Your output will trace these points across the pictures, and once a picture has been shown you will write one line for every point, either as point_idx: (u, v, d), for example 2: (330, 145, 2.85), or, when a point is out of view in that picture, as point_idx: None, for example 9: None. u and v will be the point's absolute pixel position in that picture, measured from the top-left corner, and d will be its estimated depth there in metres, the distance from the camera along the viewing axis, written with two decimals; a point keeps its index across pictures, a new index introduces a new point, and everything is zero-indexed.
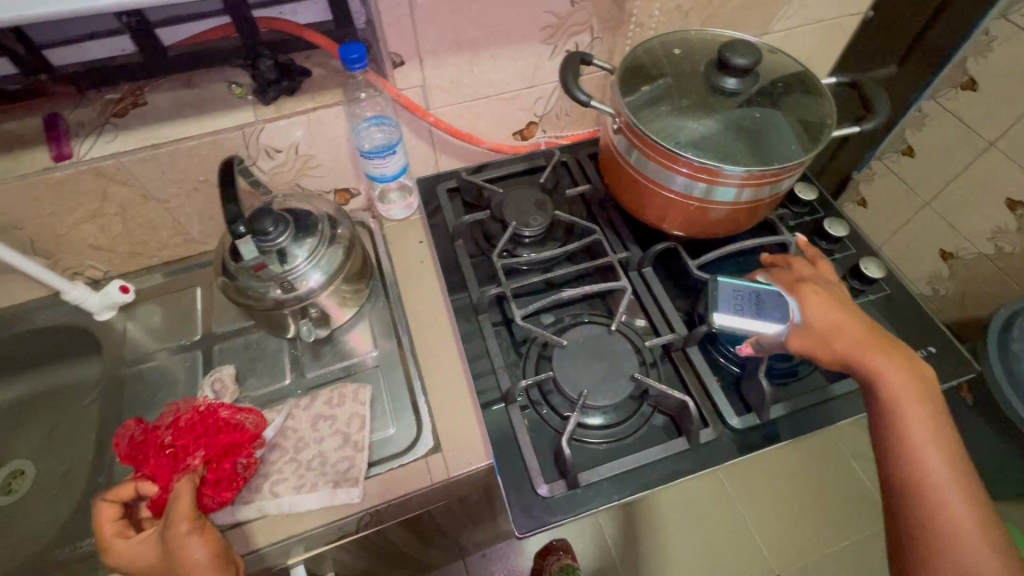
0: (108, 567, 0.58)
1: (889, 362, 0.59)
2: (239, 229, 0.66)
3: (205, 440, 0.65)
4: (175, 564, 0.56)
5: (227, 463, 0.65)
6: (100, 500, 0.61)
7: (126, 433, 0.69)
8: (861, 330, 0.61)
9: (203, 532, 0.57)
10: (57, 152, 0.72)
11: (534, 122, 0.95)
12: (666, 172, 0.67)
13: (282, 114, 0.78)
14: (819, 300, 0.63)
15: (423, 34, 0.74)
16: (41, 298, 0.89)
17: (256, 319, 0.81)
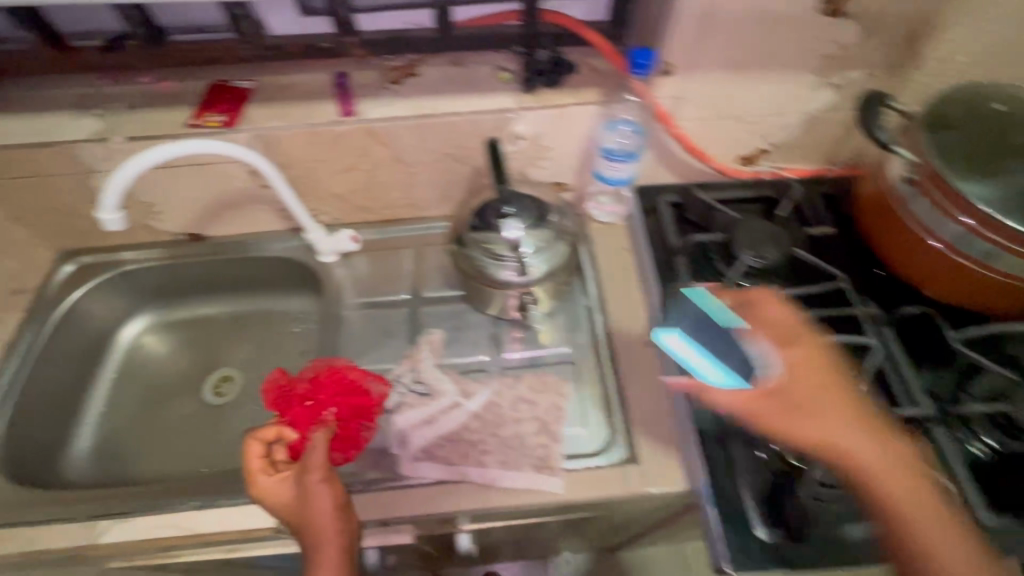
0: (251, 499, 0.62)
1: (808, 402, 0.56)
2: (506, 209, 0.77)
3: (339, 399, 0.71)
4: (305, 509, 0.60)
5: (354, 424, 0.71)
6: (250, 436, 0.64)
7: (271, 380, 0.74)
8: (817, 378, 0.57)
9: (330, 484, 0.61)
10: (343, 108, 0.78)
11: (763, 150, 0.91)
12: (969, 234, 0.63)
13: (540, 103, 0.79)
14: (798, 361, 0.58)
15: (702, 49, 0.73)
16: (277, 231, 0.99)
17: (466, 290, 0.85)
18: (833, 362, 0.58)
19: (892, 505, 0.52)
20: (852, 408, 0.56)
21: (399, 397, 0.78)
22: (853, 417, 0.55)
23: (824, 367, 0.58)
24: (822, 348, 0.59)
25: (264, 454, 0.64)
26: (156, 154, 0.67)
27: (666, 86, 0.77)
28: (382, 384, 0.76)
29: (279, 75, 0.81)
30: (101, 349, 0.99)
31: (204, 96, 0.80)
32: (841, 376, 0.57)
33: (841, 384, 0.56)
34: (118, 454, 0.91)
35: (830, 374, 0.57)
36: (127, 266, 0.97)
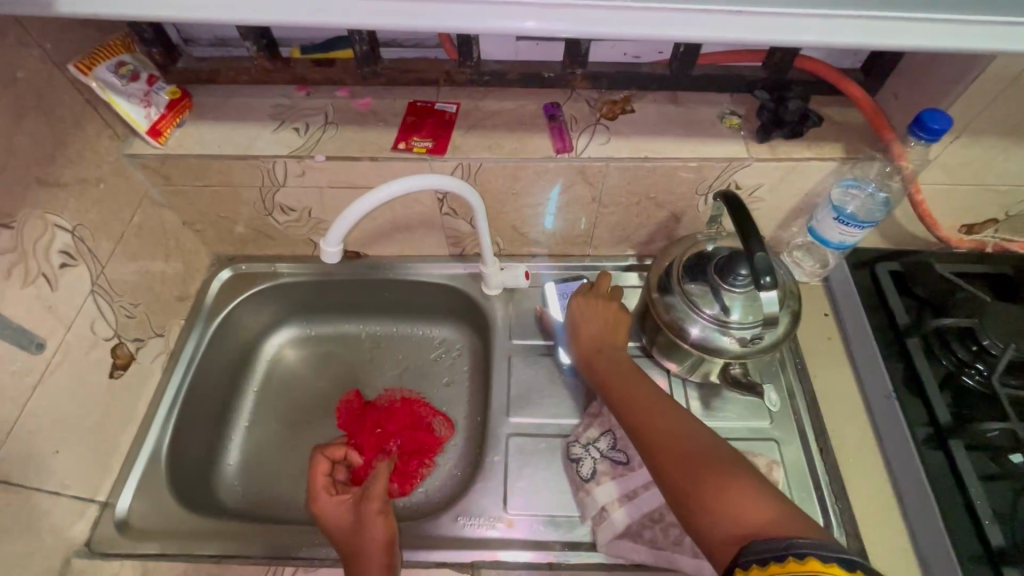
0: (309, 514, 0.67)
1: (586, 334, 0.74)
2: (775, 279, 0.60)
3: (402, 433, 0.88)
4: (359, 535, 0.64)
5: (415, 460, 0.86)
6: (319, 453, 0.73)
7: (348, 402, 0.94)
8: (587, 314, 0.76)
9: (381, 513, 0.66)
10: (559, 144, 0.73)
11: (995, 220, 0.81)
12: None
13: (775, 156, 0.71)
14: (587, 305, 0.77)
15: (989, 112, 0.64)
16: (439, 257, 0.94)
17: (661, 349, 0.78)
18: (617, 319, 0.76)
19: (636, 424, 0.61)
20: (618, 354, 0.71)
21: (590, 463, 0.72)
22: (607, 348, 0.72)
23: (601, 315, 0.76)
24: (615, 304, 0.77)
25: (328, 472, 0.72)
26: (384, 190, 0.63)
27: (924, 149, 0.69)
28: (445, 424, 0.89)
29: (486, 101, 0.76)
30: (247, 359, 0.96)
31: (406, 117, 0.75)
32: (606, 323, 0.75)
33: (604, 322, 0.75)
34: (264, 475, 0.87)
35: (605, 317, 0.75)
36: (282, 277, 0.94)
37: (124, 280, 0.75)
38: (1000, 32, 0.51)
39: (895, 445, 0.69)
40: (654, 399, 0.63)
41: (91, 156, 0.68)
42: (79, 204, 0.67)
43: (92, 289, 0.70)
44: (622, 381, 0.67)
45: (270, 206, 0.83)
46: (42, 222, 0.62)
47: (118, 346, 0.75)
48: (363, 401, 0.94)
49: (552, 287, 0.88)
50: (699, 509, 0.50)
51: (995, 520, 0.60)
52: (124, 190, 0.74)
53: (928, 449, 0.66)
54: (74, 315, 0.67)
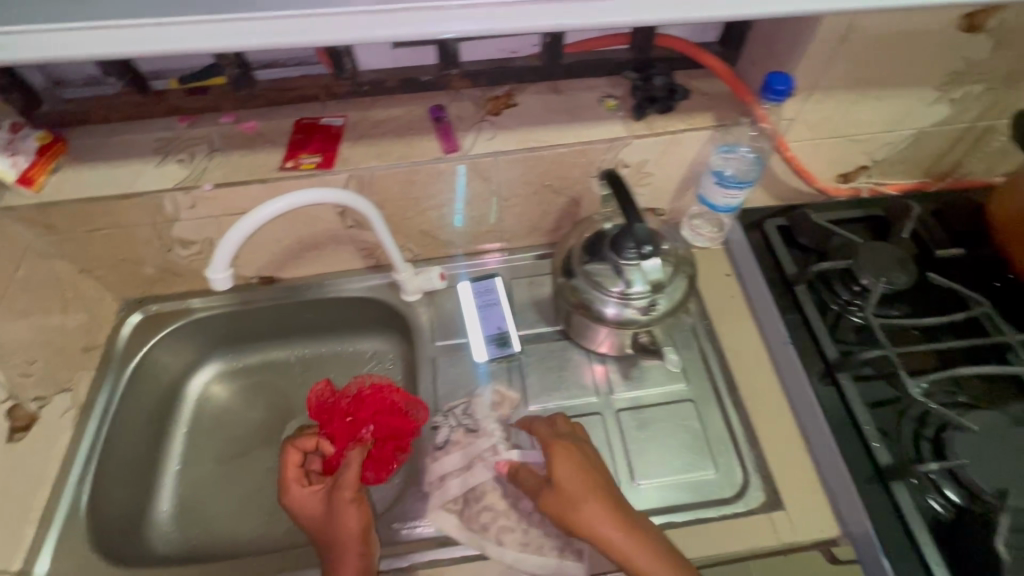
0: (282, 505, 0.67)
1: (602, 521, 0.57)
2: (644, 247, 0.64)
3: (380, 418, 0.72)
4: (333, 525, 0.64)
5: (391, 448, 0.72)
6: (289, 443, 0.70)
7: (316, 390, 0.76)
8: (573, 468, 0.60)
9: (353, 499, 0.65)
10: (447, 145, 0.74)
11: (864, 166, 0.88)
12: None
13: (652, 131, 0.75)
14: (569, 459, 0.61)
15: (831, 69, 0.69)
16: (355, 270, 0.93)
17: (574, 327, 0.81)
18: (600, 473, 0.61)
19: None
20: (626, 507, 0.59)
21: (446, 432, 0.75)
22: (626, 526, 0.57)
23: (586, 465, 0.61)
24: (578, 454, 0.62)
25: (300, 463, 0.70)
26: (272, 206, 0.63)
27: (782, 110, 0.74)
28: (425, 410, 0.75)
29: (372, 110, 0.77)
30: (172, 402, 0.93)
31: (293, 135, 0.75)
32: (601, 487, 0.59)
33: (602, 488, 0.59)
34: (199, 516, 0.85)
35: (592, 482, 0.59)
36: (197, 313, 0.92)
37: (15, 339, 0.72)
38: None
39: (795, 387, 0.74)
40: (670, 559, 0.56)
41: None
42: None
43: None
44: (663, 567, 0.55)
45: (168, 241, 0.81)
46: None
47: (16, 407, 0.73)
48: (330, 389, 0.76)
49: (466, 288, 0.89)
50: None
51: (882, 442, 0.65)
52: (4, 245, 0.71)
53: (821, 386, 0.71)
54: None
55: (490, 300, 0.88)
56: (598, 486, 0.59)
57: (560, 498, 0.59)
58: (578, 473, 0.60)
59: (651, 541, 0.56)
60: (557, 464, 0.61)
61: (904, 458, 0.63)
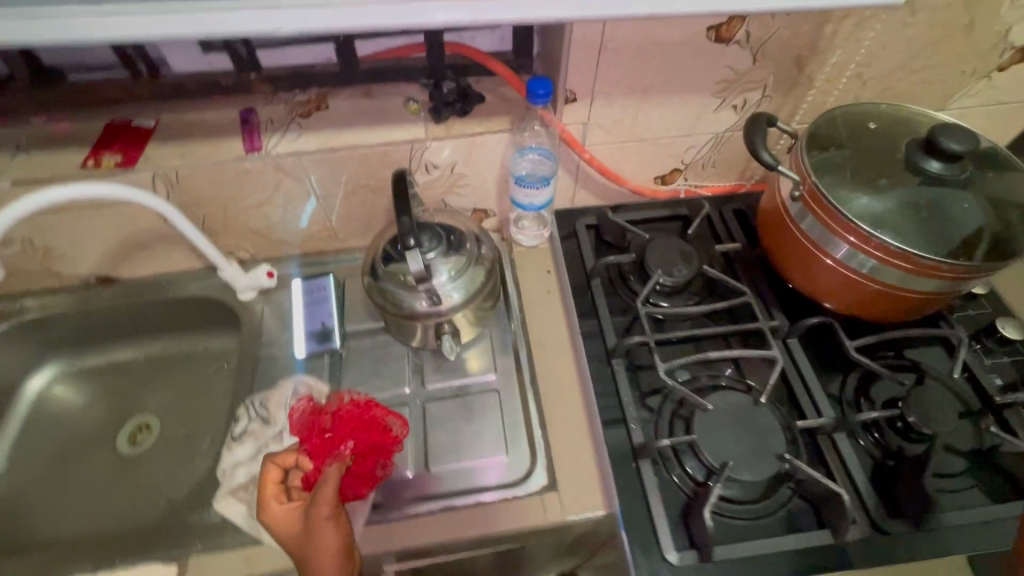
0: (261, 526, 0.60)
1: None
2: (409, 241, 0.70)
3: (359, 433, 0.66)
4: (308, 541, 0.58)
5: (369, 462, 0.68)
6: (269, 460, 0.63)
7: (300, 409, 0.73)
8: None
9: (331, 514, 0.58)
10: (249, 144, 0.78)
11: (678, 169, 0.93)
12: (835, 241, 0.66)
13: (451, 133, 0.79)
14: None
15: (604, 74, 0.74)
16: (193, 270, 0.95)
17: (388, 322, 0.84)
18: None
19: None
20: None
21: (244, 423, 0.78)
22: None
23: None
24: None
25: (279, 480, 0.63)
26: (52, 194, 0.66)
27: (570, 113, 0.79)
28: (402, 422, 0.72)
29: (180, 112, 0.79)
30: (6, 404, 0.93)
31: (102, 135, 0.77)
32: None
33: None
34: (20, 515, 0.85)
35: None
36: (26, 313, 0.92)
37: None
38: None
39: (585, 376, 0.77)
40: None
41: None
42: None
43: None
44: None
45: None
46: None
47: None
48: (313, 405, 0.72)
49: (298, 286, 0.92)
50: None
51: (638, 422, 0.68)
52: None
53: (599, 372, 0.74)
54: None
55: (319, 298, 0.90)
56: None
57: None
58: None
59: None
60: None
61: (654, 436, 0.67)
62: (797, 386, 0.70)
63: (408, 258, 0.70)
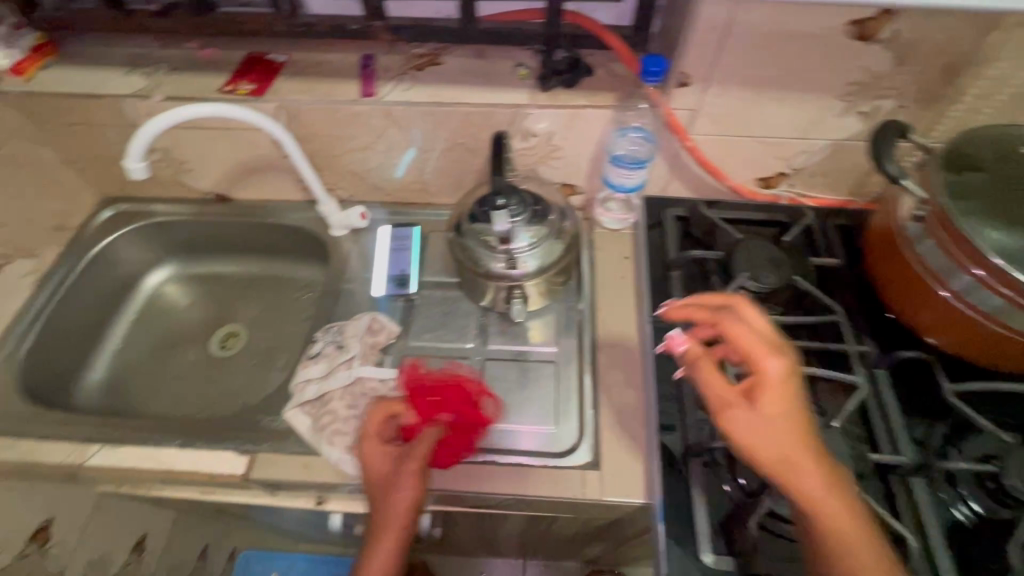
0: (358, 458, 0.70)
1: (770, 442, 0.51)
2: (499, 199, 0.77)
3: (458, 406, 0.74)
4: (390, 486, 0.66)
5: (462, 438, 0.72)
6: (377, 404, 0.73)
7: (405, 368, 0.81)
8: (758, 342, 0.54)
9: (417, 465, 0.67)
10: (364, 89, 0.82)
11: (783, 173, 0.88)
12: (955, 270, 0.60)
13: (553, 103, 0.79)
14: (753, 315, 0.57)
15: (724, 60, 0.71)
16: (295, 201, 1.03)
17: (463, 278, 0.87)
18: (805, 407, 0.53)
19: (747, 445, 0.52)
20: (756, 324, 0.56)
21: (320, 345, 0.84)
22: (832, 482, 0.51)
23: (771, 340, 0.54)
24: (795, 383, 0.53)
25: (383, 425, 0.72)
26: (210, 107, 0.74)
27: (680, 97, 0.76)
28: (496, 405, 0.77)
29: (309, 52, 0.86)
30: (126, 291, 1.06)
31: (240, 64, 0.85)
32: (805, 430, 0.52)
33: (812, 434, 0.52)
34: (125, 388, 0.98)
35: (798, 424, 0.52)
36: (156, 217, 1.04)
37: None
38: None
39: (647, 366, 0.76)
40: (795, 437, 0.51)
41: None
42: None
43: None
44: (841, 513, 0.50)
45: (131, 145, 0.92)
46: None
47: None
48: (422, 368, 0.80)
49: (386, 232, 0.97)
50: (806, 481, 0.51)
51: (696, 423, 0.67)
52: None
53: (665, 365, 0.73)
54: None
55: (402, 247, 0.95)
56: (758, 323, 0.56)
57: (759, 427, 0.51)
58: (787, 409, 0.52)
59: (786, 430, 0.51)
60: (767, 390, 0.52)
61: (710, 438, 0.66)
62: (879, 419, 0.65)
63: (494, 217, 0.76)
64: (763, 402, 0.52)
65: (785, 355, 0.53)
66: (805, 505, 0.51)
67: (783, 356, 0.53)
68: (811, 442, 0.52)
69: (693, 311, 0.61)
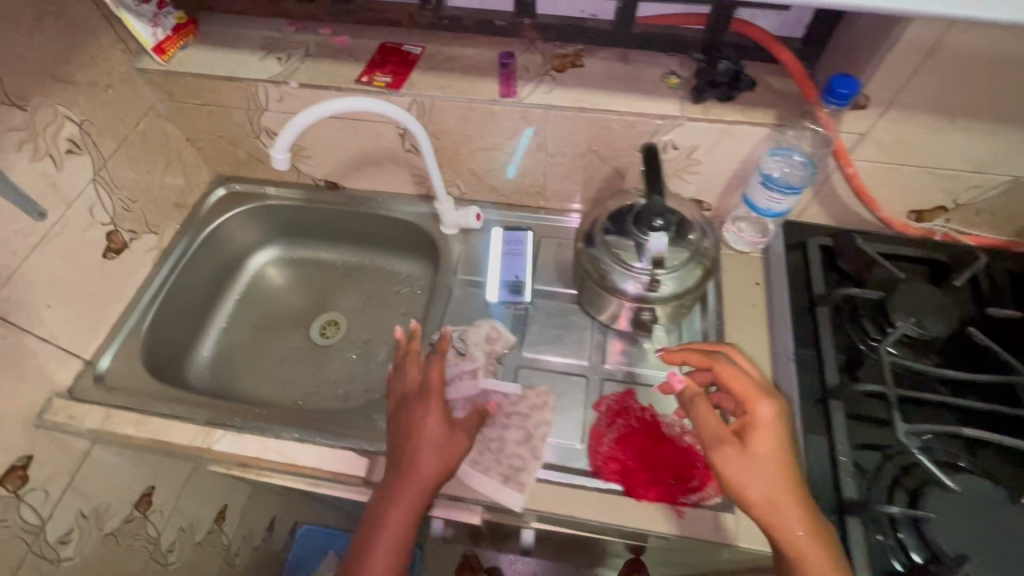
0: (413, 412, 0.69)
1: (758, 479, 0.55)
2: (659, 221, 0.71)
3: (669, 453, 0.72)
4: (425, 455, 0.66)
5: (681, 483, 0.70)
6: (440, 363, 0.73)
7: (608, 403, 0.77)
8: (748, 384, 0.60)
9: (459, 437, 0.69)
10: (505, 89, 0.78)
11: (943, 208, 0.80)
12: None
13: (706, 117, 0.74)
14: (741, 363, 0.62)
15: (915, 85, 0.65)
16: (405, 195, 1.02)
17: (582, 290, 0.84)
18: (791, 449, 0.58)
19: (734, 481, 0.55)
20: (746, 374, 0.61)
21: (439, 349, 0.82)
22: (812, 524, 0.55)
23: (747, 384, 0.60)
24: (783, 425, 0.58)
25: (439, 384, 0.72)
26: (364, 103, 0.72)
27: (851, 121, 0.70)
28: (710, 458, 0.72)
29: (447, 46, 0.83)
30: (234, 270, 1.08)
31: (375, 54, 0.83)
32: (792, 473, 0.56)
33: (798, 476, 0.56)
34: (230, 368, 1.00)
35: (784, 464, 0.56)
36: (269, 200, 1.04)
37: (125, 179, 0.87)
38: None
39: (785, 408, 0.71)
40: (780, 476, 0.55)
41: (101, 65, 0.80)
42: (89, 103, 0.79)
43: (93, 178, 0.81)
44: (816, 555, 0.54)
45: (256, 129, 0.92)
46: (53, 111, 0.73)
47: (114, 232, 0.86)
48: (625, 406, 0.77)
49: (500, 234, 0.94)
50: (787, 521, 0.54)
51: (856, 477, 0.62)
52: (132, 100, 0.86)
53: (812, 411, 0.68)
54: (75, 196, 0.78)
55: (516, 251, 0.92)
56: (745, 372, 0.61)
57: (748, 464, 0.55)
58: (775, 450, 0.56)
59: (770, 468, 0.55)
60: (756, 432, 0.57)
61: (874, 498, 0.60)
62: None
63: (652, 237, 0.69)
64: (752, 442, 0.57)
65: (776, 400, 0.59)
66: (783, 541, 0.55)
67: (776, 401, 0.58)
68: (795, 489, 0.55)
69: (689, 358, 0.66)
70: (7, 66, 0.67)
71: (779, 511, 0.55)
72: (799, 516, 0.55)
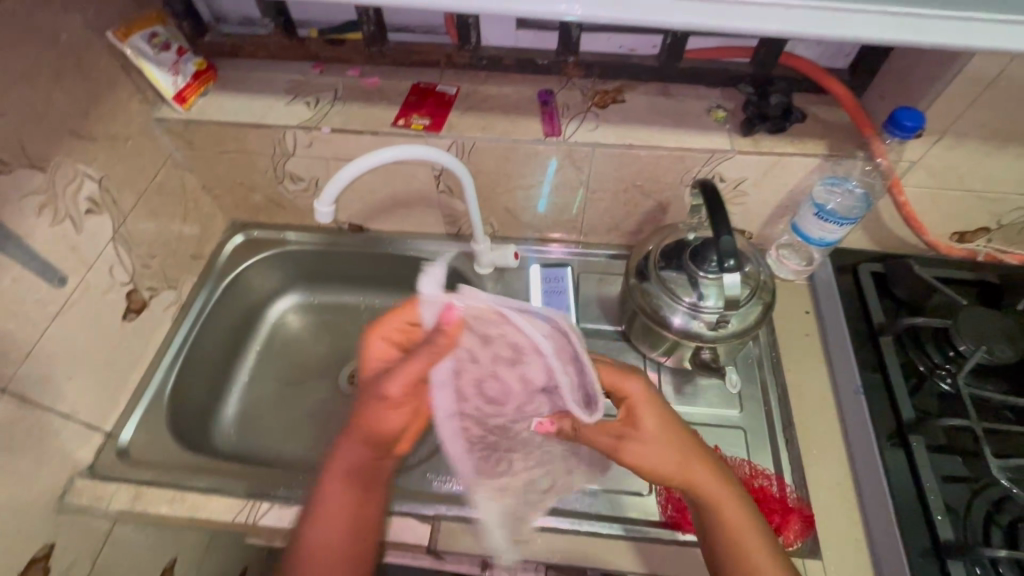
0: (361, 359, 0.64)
1: (659, 454, 0.58)
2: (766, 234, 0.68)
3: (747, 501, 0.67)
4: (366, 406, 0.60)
5: None
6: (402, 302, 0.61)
7: None
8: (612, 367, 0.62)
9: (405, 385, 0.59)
10: (549, 128, 0.76)
11: (985, 228, 0.81)
12: None
13: (758, 149, 0.73)
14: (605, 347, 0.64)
15: (969, 114, 0.65)
16: (433, 234, 0.98)
17: (631, 328, 0.81)
18: (672, 414, 0.62)
19: (638, 464, 0.59)
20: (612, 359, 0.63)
21: None
22: (719, 475, 0.59)
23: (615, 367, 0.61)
24: (654, 396, 0.61)
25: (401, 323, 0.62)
26: (414, 150, 0.69)
27: (903, 149, 0.70)
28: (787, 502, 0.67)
29: (484, 85, 0.81)
30: (253, 320, 1.02)
31: (409, 96, 0.80)
32: (684, 438, 0.60)
33: (687, 437, 0.60)
34: (255, 427, 0.93)
35: (674, 433, 0.60)
36: (290, 246, 1.00)
37: (143, 233, 0.82)
38: (987, 29, 0.51)
39: (859, 444, 0.70)
40: (675, 443, 0.59)
41: (120, 116, 0.75)
42: (107, 157, 0.74)
43: (112, 237, 0.76)
44: (733, 504, 0.58)
45: (281, 174, 0.88)
46: (73, 170, 0.68)
47: (134, 291, 0.81)
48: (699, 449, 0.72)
49: (538, 272, 0.92)
50: (696, 483, 0.58)
51: (948, 516, 0.61)
52: (150, 150, 0.81)
53: (890, 447, 0.67)
54: (94, 257, 0.73)
55: (557, 289, 0.89)
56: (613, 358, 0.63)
57: (643, 444, 0.59)
58: (659, 419, 0.60)
59: (665, 441, 0.59)
60: (639, 410, 0.60)
61: (968, 537, 0.60)
62: None
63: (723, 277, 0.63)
64: (640, 422, 0.60)
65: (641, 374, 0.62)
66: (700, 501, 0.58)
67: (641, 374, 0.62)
68: (692, 452, 0.59)
69: None
70: (27, 127, 0.62)
71: (688, 478, 0.58)
72: (705, 474, 0.58)
